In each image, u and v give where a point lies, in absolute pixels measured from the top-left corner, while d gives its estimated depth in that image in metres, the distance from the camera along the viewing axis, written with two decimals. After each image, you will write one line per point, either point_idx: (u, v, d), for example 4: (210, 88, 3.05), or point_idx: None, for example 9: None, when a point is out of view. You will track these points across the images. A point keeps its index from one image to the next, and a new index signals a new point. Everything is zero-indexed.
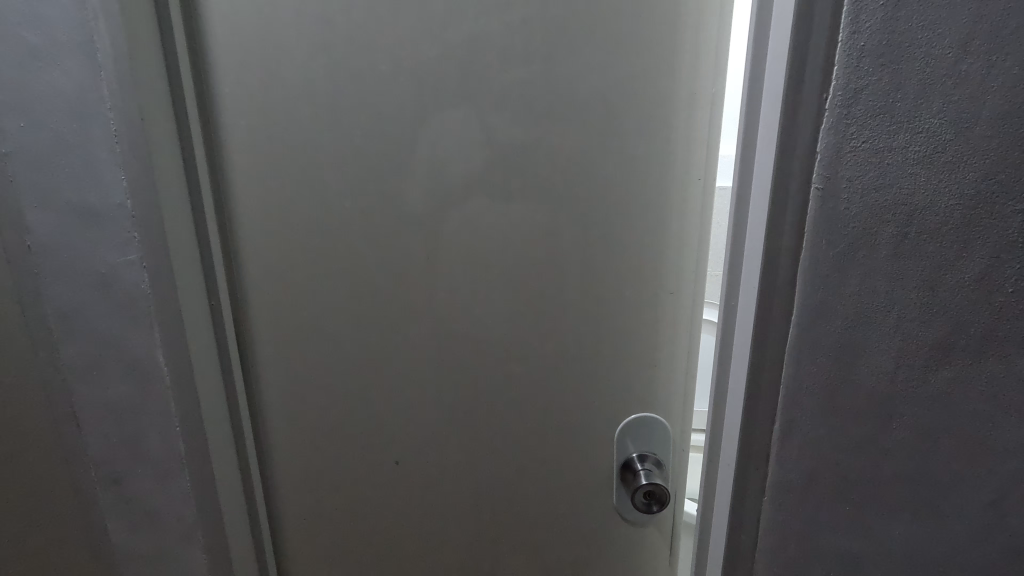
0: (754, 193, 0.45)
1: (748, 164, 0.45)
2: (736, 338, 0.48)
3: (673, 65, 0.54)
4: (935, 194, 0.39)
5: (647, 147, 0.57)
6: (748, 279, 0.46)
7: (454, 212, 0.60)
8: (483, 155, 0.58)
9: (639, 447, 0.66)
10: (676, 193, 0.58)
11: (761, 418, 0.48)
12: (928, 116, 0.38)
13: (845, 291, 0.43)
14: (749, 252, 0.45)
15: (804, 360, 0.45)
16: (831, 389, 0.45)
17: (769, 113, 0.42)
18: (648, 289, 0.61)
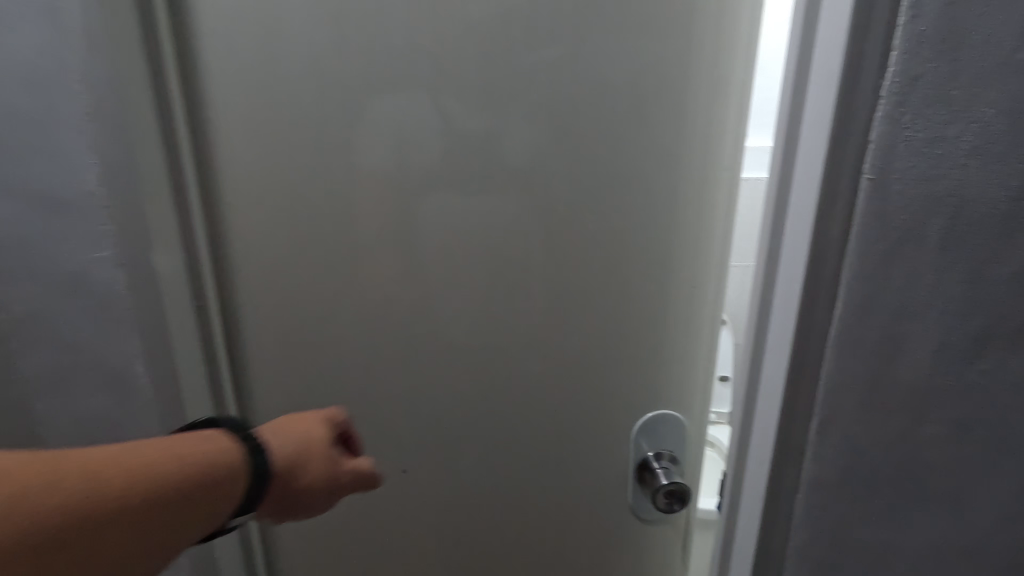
0: (797, 186, 0.43)
1: (791, 154, 0.43)
2: (772, 333, 0.47)
3: (702, 52, 0.52)
4: (983, 186, 0.39)
5: (671, 136, 0.54)
6: (791, 275, 0.45)
7: (469, 204, 0.57)
8: (501, 143, 0.54)
9: (654, 446, 0.64)
10: (699, 186, 0.56)
11: (799, 414, 0.47)
12: (983, 107, 0.37)
13: (892, 286, 0.42)
14: (791, 248, 0.44)
15: (847, 357, 0.44)
16: (872, 384, 0.45)
17: (818, 103, 0.40)
18: (668, 285, 0.59)
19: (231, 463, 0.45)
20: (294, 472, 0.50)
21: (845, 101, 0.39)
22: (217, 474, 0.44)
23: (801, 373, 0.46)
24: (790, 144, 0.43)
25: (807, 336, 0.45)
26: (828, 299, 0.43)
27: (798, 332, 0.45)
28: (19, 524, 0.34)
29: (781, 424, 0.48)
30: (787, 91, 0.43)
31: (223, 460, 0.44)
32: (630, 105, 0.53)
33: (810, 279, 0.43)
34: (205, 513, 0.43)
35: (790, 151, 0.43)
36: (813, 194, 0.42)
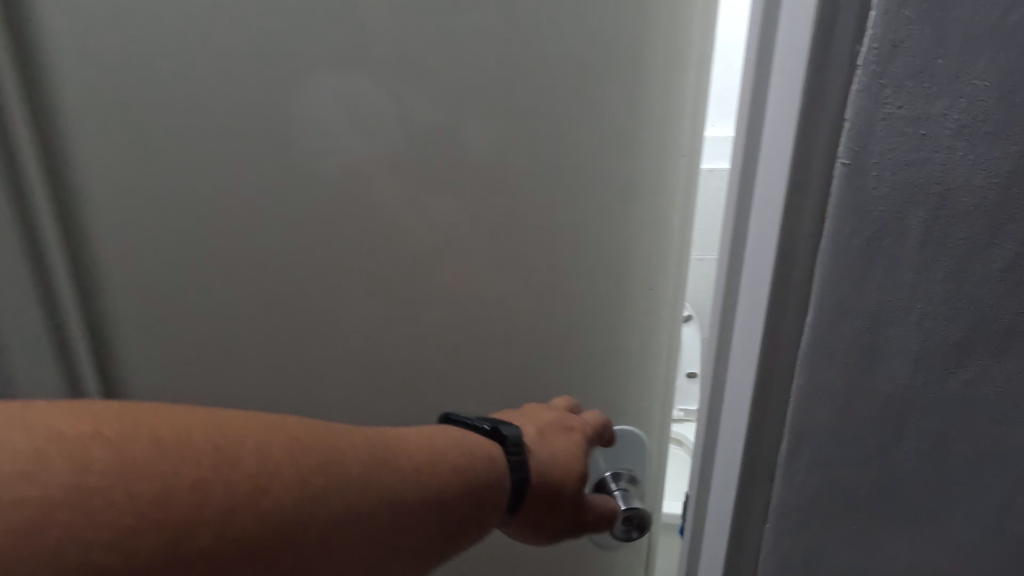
0: (763, 173, 0.37)
1: (758, 136, 0.37)
2: (736, 344, 0.42)
3: (653, 39, 0.50)
4: (970, 171, 0.33)
5: (621, 128, 0.52)
6: (756, 278, 0.39)
7: (411, 200, 0.57)
8: (443, 139, 0.54)
9: (613, 466, 0.60)
10: (653, 180, 0.53)
11: (767, 435, 0.42)
12: (972, 78, 0.32)
13: (870, 288, 0.36)
14: (756, 246, 0.38)
15: (820, 369, 0.39)
16: (848, 399, 0.39)
17: (787, 75, 0.34)
18: (622, 283, 0.57)
19: (485, 456, 0.45)
20: (563, 480, 0.50)
21: (819, 72, 0.33)
22: (481, 466, 0.45)
23: (770, 388, 0.40)
24: (756, 125, 0.37)
25: (777, 346, 0.39)
26: (799, 305, 0.38)
27: (766, 342, 0.39)
28: (333, 475, 0.35)
29: (750, 447, 0.42)
30: (751, 62, 0.36)
31: (494, 462, 0.46)
32: (576, 95, 0.52)
33: (779, 282, 0.37)
34: (386, 545, 0.37)
35: (756, 133, 0.37)
36: (782, 183, 0.35)
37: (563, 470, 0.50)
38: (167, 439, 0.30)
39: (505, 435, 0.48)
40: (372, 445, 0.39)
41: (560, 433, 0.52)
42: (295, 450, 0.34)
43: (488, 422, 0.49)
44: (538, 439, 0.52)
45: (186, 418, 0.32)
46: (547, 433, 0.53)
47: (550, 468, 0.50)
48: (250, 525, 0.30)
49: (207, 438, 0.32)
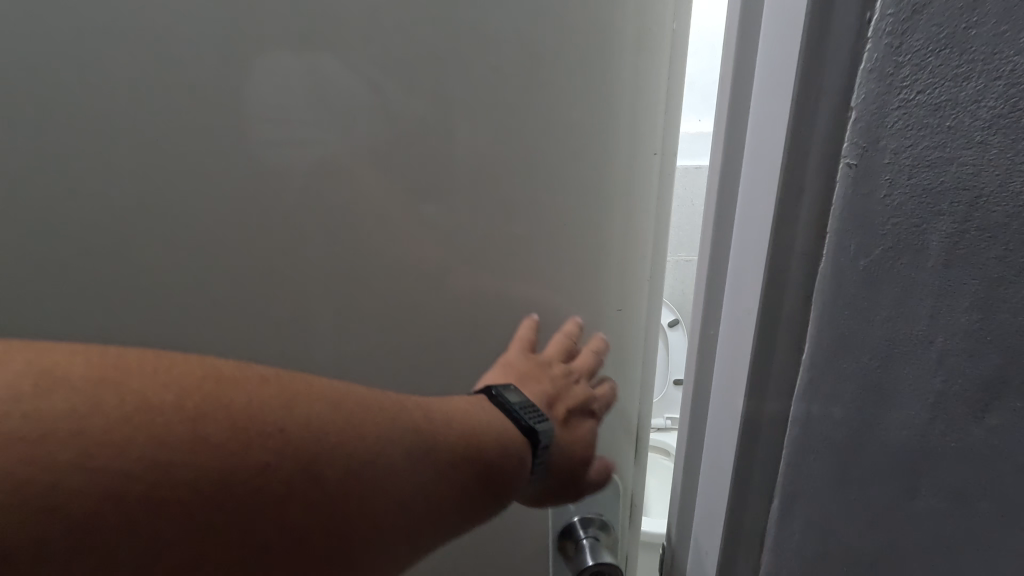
0: (748, 178, 0.30)
1: (741, 131, 0.29)
2: (716, 385, 0.35)
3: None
4: (1013, 172, 0.26)
5: (597, 102, 0.39)
6: (738, 309, 0.31)
7: (335, 184, 0.40)
8: (374, 98, 0.38)
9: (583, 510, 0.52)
10: (625, 174, 0.42)
11: (754, 491, 0.35)
12: (1015, 51, 0.24)
13: (880, 319, 0.29)
14: (739, 270, 0.31)
15: (818, 414, 0.32)
16: (852, 450, 0.32)
17: (776, 52, 0.26)
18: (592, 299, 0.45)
19: (518, 459, 0.38)
20: (576, 475, 0.46)
21: (816, 51, 0.25)
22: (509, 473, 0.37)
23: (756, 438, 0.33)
24: (738, 115, 0.29)
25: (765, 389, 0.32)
26: (790, 341, 0.31)
27: (752, 385, 0.32)
28: (353, 451, 0.27)
29: (733, 506, 0.35)
30: (732, 35, 0.28)
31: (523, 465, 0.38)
32: (533, 52, 0.38)
33: (767, 313, 0.30)
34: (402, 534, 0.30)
35: (738, 126, 0.29)
36: (771, 192, 0.28)
37: (580, 463, 0.46)
38: (203, 385, 0.24)
39: (539, 434, 0.39)
40: (408, 411, 0.32)
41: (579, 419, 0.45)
42: (335, 420, 0.27)
43: (524, 416, 0.39)
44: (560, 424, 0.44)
45: (216, 363, 0.25)
46: (565, 406, 0.44)
47: (567, 455, 0.45)
48: (279, 497, 0.24)
49: (246, 397, 0.25)
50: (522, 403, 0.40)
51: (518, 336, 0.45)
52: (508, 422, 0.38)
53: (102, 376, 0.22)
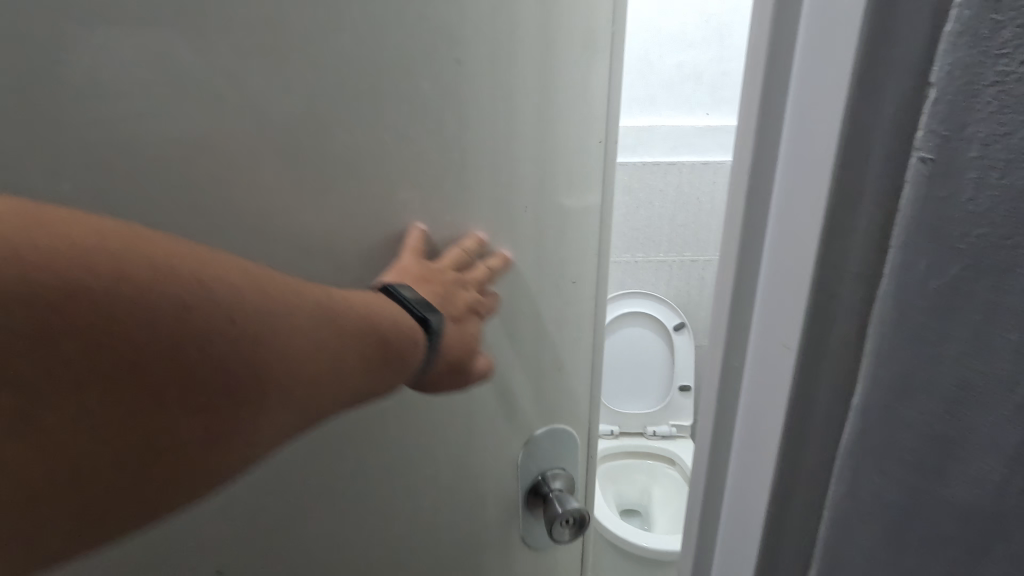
0: (785, 178, 0.24)
1: (777, 122, 0.24)
2: (739, 439, 0.29)
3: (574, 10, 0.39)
4: None
5: (530, 92, 0.39)
6: (768, 355, 0.26)
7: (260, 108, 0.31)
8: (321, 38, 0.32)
9: (546, 466, 0.53)
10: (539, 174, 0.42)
11: (785, 564, 0.29)
12: None
13: (955, 364, 0.21)
14: (770, 307, 0.25)
15: (869, 470, 0.25)
16: (908, 531, 0.24)
17: (829, 20, 0.21)
18: (536, 300, 0.46)
19: (400, 348, 0.34)
20: (463, 368, 0.41)
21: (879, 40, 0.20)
22: (399, 349, 0.34)
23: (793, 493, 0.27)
24: (773, 103, 0.24)
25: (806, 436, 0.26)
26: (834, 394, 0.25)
27: (788, 431, 0.26)
28: (294, 326, 0.28)
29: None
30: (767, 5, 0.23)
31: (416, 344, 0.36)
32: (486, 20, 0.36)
33: (810, 346, 0.24)
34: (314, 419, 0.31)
35: (773, 116, 0.24)
36: (821, 195, 0.22)
37: (465, 355, 0.41)
38: (141, 267, 0.23)
39: (428, 325, 0.37)
40: (311, 290, 0.30)
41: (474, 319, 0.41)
42: (256, 286, 0.27)
43: (417, 306, 0.36)
44: (451, 326, 0.39)
45: (133, 230, 0.24)
46: (460, 322, 0.40)
47: (449, 381, 0.40)
48: (218, 356, 0.25)
49: (173, 262, 0.25)
50: (413, 297, 0.36)
51: (412, 245, 0.38)
52: (398, 311, 0.35)
53: (116, 240, 0.23)
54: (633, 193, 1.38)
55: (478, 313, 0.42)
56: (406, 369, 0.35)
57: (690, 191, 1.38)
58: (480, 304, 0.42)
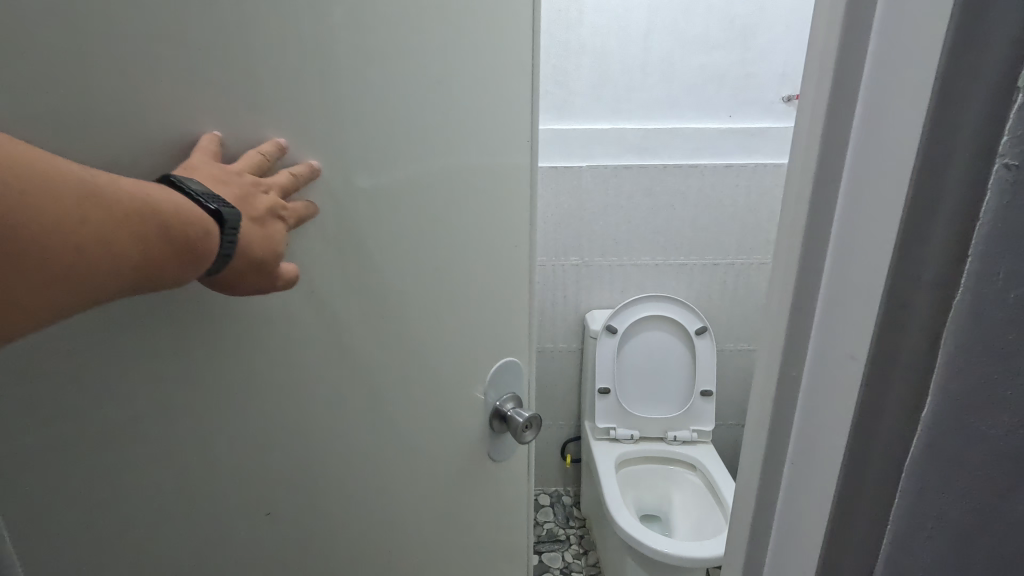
0: (853, 195, 0.23)
1: (846, 130, 0.23)
2: (795, 476, 0.28)
3: (519, 78, 0.54)
4: None
5: (456, 103, 0.48)
6: (829, 395, 0.26)
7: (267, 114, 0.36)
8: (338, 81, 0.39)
9: (498, 392, 0.61)
10: (472, 172, 0.51)
11: None
12: None
13: None
14: (830, 345, 0.25)
15: (937, 485, 0.24)
16: (976, 539, 0.23)
17: (907, 26, 0.20)
18: (490, 291, 0.57)
19: (192, 236, 0.31)
20: (269, 271, 0.36)
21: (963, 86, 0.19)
22: (191, 239, 0.31)
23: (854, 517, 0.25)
24: (841, 110, 0.23)
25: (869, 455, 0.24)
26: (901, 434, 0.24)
27: (851, 447, 0.25)
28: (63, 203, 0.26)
29: None
30: (837, 12, 0.23)
31: (206, 236, 0.31)
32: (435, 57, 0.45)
33: (880, 358, 0.23)
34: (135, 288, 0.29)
35: (843, 122, 0.23)
36: (896, 202, 0.21)
37: (271, 257, 0.36)
38: None
39: (224, 218, 0.32)
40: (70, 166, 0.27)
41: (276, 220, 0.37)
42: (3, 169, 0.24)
43: (208, 199, 0.31)
44: (251, 225, 0.35)
45: None
46: (261, 221, 0.35)
47: (247, 285, 0.36)
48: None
49: None
50: (205, 192, 0.32)
51: (206, 148, 0.33)
52: (183, 204, 0.30)
53: None
54: (654, 195, 1.37)
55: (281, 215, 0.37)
56: (203, 259, 0.32)
57: (712, 193, 1.36)
58: (281, 206, 0.37)
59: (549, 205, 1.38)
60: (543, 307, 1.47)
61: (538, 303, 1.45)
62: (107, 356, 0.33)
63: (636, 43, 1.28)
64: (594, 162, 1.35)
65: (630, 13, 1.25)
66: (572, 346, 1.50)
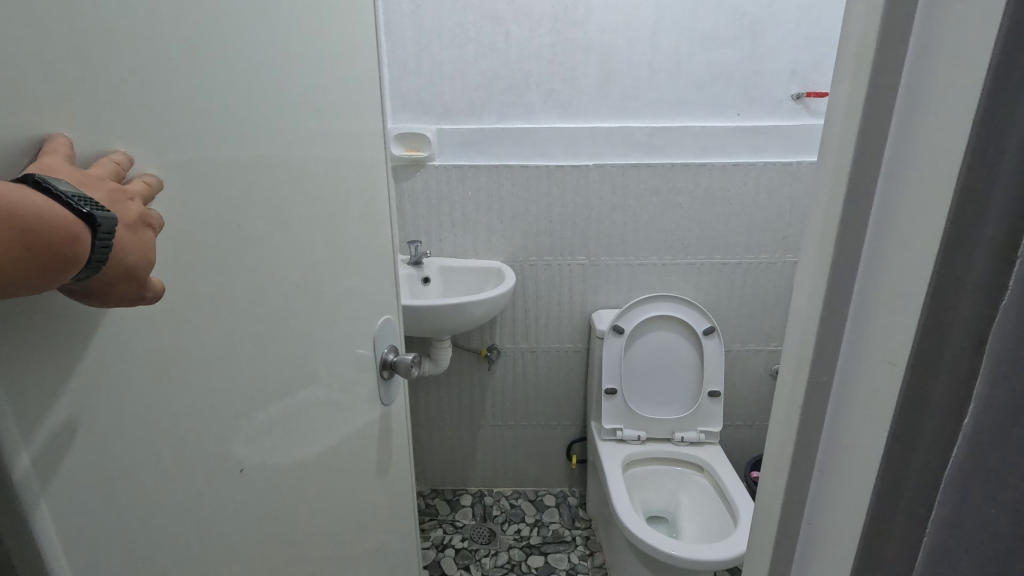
0: (891, 218, 0.23)
1: (886, 128, 0.23)
2: (824, 498, 0.28)
3: (367, 88, 0.57)
4: None
5: (327, 111, 0.50)
6: (862, 417, 0.25)
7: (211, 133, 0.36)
8: (253, 102, 0.40)
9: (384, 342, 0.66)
10: (337, 180, 0.52)
11: None
12: None
13: None
14: (862, 365, 0.25)
15: (974, 497, 0.21)
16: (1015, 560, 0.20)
17: (955, 19, 0.20)
18: (364, 284, 0.60)
19: (59, 240, 0.23)
20: (139, 287, 0.29)
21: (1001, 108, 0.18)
22: (55, 242, 0.23)
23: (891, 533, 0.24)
24: (880, 108, 0.23)
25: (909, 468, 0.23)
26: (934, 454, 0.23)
27: (889, 457, 0.23)
28: None
29: None
30: (870, 33, 0.22)
31: (74, 238, 0.24)
32: (311, 69, 0.47)
33: (917, 373, 0.22)
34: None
35: (883, 120, 0.23)
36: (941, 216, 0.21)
37: (146, 270, 0.29)
38: None
39: (98, 223, 0.24)
40: None
41: (147, 227, 0.30)
42: None
43: (81, 201, 0.24)
44: (124, 230, 0.27)
45: None
46: (134, 228, 0.28)
47: (111, 302, 0.28)
48: None
49: None
50: (74, 193, 0.24)
51: (59, 149, 0.26)
52: (47, 202, 0.23)
53: None
54: (660, 194, 1.36)
55: (153, 224, 0.30)
56: (71, 269, 0.24)
57: (720, 192, 1.35)
58: (152, 214, 0.30)
59: (556, 203, 1.37)
60: (549, 306, 1.46)
61: (542, 301, 1.45)
62: (99, 372, 0.30)
63: (644, 40, 1.26)
64: (601, 161, 1.34)
65: (638, 10, 1.24)
66: (578, 346, 1.50)
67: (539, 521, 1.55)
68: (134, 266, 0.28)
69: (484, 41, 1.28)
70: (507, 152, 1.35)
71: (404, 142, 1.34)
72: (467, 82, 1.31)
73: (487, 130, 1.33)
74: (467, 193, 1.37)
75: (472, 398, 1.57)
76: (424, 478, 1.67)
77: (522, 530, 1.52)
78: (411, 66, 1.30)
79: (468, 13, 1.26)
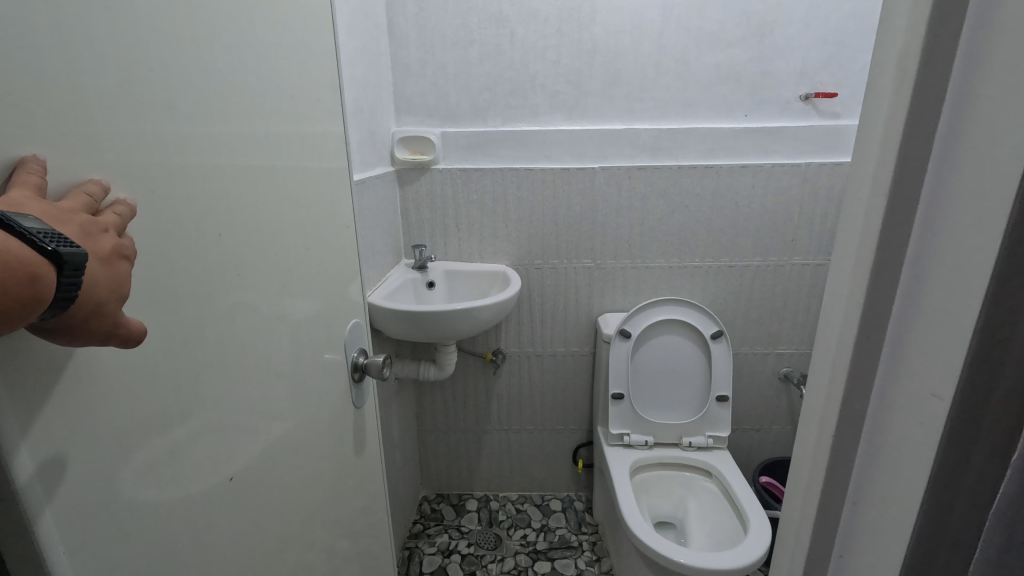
0: (927, 247, 0.22)
1: (927, 150, 0.22)
2: (854, 530, 0.27)
3: (330, 100, 0.57)
4: None
5: (293, 127, 0.50)
6: (897, 450, 0.24)
7: (188, 154, 0.36)
8: (226, 122, 0.40)
9: (354, 344, 0.66)
10: (305, 192, 0.52)
11: None
12: None
13: None
14: (897, 397, 0.24)
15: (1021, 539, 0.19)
16: None
17: (1003, 40, 0.19)
18: (335, 291, 0.60)
19: (17, 282, 0.22)
20: (111, 322, 0.28)
21: None
22: (11, 284, 0.22)
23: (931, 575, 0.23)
24: (920, 130, 0.22)
25: (951, 508, 0.22)
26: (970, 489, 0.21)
27: (931, 496, 0.22)
28: None
29: None
30: (905, 60, 0.21)
31: (35, 279, 0.23)
32: (278, 85, 0.47)
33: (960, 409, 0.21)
34: None
35: (920, 144, 0.22)
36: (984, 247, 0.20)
37: (117, 303, 0.28)
38: None
39: (64, 261, 0.24)
40: None
41: (122, 259, 0.29)
42: None
43: (48, 238, 0.23)
44: (96, 263, 0.27)
45: None
46: (108, 261, 0.28)
47: (82, 338, 0.27)
48: None
49: None
50: (41, 229, 0.23)
51: (30, 179, 0.25)
52: (12, 240, 0.22)
53: None
54: (665, 196, 1.34)
55: (128, 256, 0.29)
56: (30, 309, 0.23)
57: (726, 194, 1.33)
58: (127, 245, 0.29)
59: (560, 206, 1.36)
60: (555, 310, 1.45)
61: (546, 305, 1.44)
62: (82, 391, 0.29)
63: (650, 41, 1.25)
64: (606, 163, 1.33)
65: (644, 11, 1.23)
66: (583, 349, 1.48)
67: (545, 525, 1.54)
68: (106, 299, 0.27)
69: (488, 42, 1.27)
70: (510, 155, 1.33)
71: (408, 145, 1.33)
72: (471, 84, 1.30)
73: (492, 133, 1.32)
74: (470, 196, 1.36)
75: (478, 403, 1.56)
76: (429, 482, 1.66)
77: (528, 535, 1.51)
78: (414, 68, 1.29)
79: (471, 15, 1.25)
